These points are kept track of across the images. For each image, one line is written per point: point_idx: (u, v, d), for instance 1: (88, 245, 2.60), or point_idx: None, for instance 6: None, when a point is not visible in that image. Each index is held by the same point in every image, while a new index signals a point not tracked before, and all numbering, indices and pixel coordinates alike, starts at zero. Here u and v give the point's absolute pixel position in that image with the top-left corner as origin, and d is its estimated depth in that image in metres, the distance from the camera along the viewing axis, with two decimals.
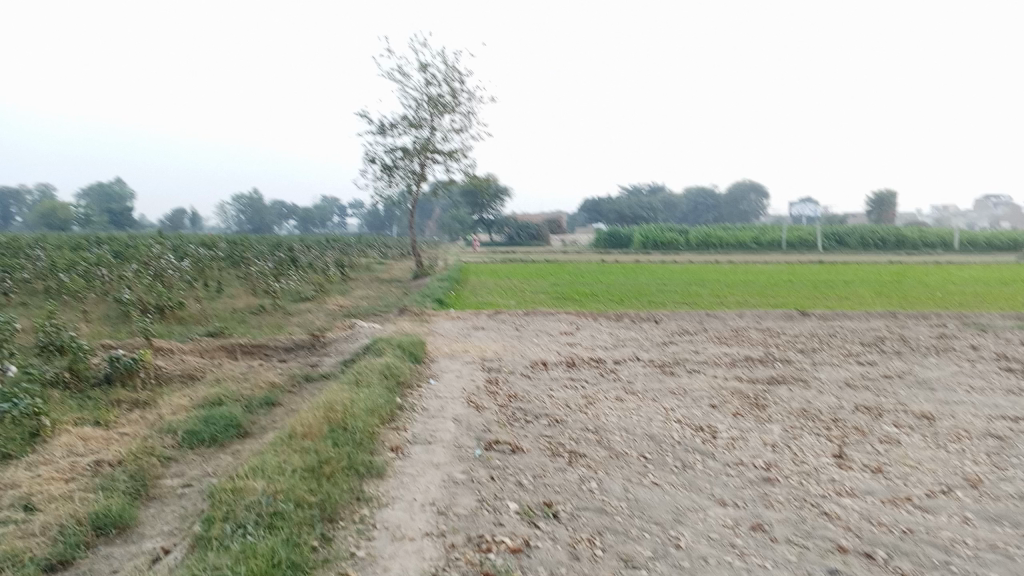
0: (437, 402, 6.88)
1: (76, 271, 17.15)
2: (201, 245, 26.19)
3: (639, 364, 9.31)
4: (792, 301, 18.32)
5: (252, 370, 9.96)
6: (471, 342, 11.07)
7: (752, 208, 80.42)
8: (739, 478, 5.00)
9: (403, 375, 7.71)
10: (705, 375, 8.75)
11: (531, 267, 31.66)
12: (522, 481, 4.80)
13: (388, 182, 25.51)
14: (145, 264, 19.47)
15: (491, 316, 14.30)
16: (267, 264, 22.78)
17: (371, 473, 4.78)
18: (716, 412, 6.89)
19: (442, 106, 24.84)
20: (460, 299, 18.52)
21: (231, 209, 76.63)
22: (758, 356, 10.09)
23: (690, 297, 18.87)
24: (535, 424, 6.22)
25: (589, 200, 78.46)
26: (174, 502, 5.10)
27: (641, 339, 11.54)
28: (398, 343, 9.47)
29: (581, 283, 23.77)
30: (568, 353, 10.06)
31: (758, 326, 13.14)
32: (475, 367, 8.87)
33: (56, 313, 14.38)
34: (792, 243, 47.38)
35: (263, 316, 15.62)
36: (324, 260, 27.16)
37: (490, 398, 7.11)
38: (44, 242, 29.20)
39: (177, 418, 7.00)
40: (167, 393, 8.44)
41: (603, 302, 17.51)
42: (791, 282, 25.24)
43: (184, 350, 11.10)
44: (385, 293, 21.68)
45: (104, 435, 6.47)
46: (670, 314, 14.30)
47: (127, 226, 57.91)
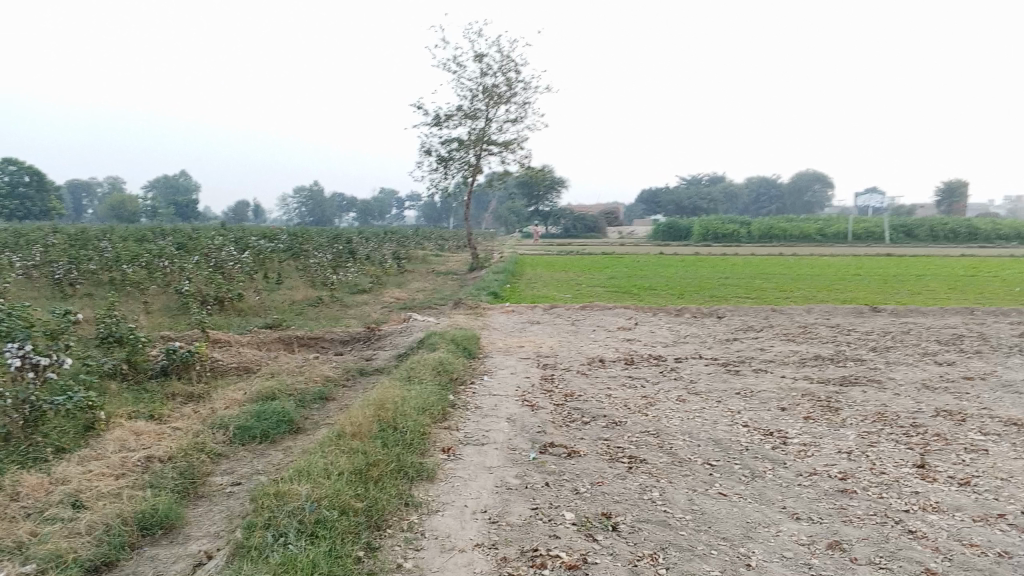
0: (491, 400, 6.67)
1: (140, 263, 17.44)
2: (262, 237, 26.54)
3: (701, 362, 8.96)
4: (860, 295, 17.67)
5: (307, 363, 9.90)
6: (527, 337, 10.84)
7: (816, 200, 78.45)
8: (813, 489, 4.67)
9: (457, 371, 7.51)
10: (772, 374, 8.36)
11: (588, 259, 31.30)
12: (579, 488, 4.55)
13: (444, 174, 25.44)
14: (207, 256, 19.74)
15: (547, 310, 14.06)
16: (325, 256, 22.92)
17: (421, 476, 4.58)
18: (784, 416, 6.53)
19: (498, 97, 24.65)
20: (516, 292, 18.32)
21: (293, 202, 78.00)
22: (827, 355, 9.64)
23: (753, 291, 18.35)
24: (592, 425, 5.95)
25: (647, 192, 77.53)
26: (222, 502, 4.99)
27: (703, 335, 11.17)
28: (453, 338, 9.29)
29: (640, 275, 23.32)
30: (627, 349, 9.76)
31: (826, 323, 12.62)
32: (530, 364, 8.63)
33: (120, 305, 14.62)
34: (858, 235, 45.99)
35: (320, 308, 15.66)
36: (382, 252, 27.27)
37: (546, 397, 6.86)
38: (112, 233, 30.03)
39: (230, 412, 6.93)
40: (221, 386, 8.41)
41: (662, 296, 17.14)
42: (859, 276, 24.35)
43: (241, 342, 11.11)
44: (441, 286, 21.60)
45: (156, 429, 6.43)
46: (732, 309, 13.85)
47: (193, 219, 59.43)
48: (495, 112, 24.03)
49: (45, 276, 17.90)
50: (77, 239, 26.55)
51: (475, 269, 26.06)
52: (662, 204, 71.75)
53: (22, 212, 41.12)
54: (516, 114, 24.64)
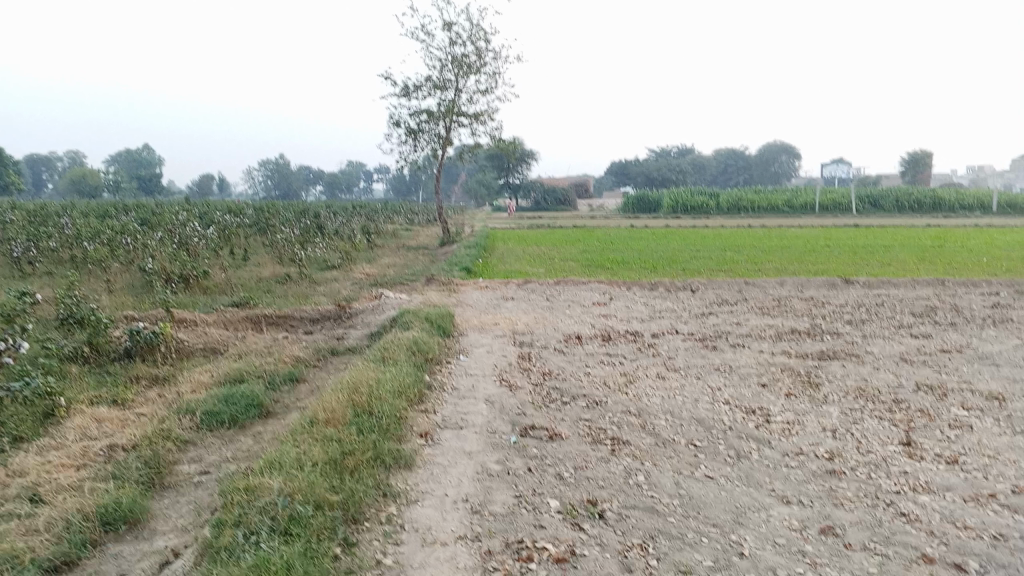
0: (468, 381, 6.50)
1: (101, 240, 16.94)
2: (228, 212, 25.99)
3: (678, 337, 8.86)
4: (831, 267, 17.70)
5: (276, 342, 9.64)
6: (502, 314, 10.67)
7: (784, 171, 78.87)
8: (801, 471, 4.58)
9: (432, 351, 7.33)
10: (750, 349, 8.28)
11: (559, 233, 31.12)
12: (562, 473, 4.40)
13: (414, 146, 25.06)
14: (170, 232, 19.26)
15: (520, 285, 13.87)
16: (293, 232, 22.48)
17: (399, 464, 4.39)
18: (765, 393, 6.43)
19: (468, 67, 24.26)
20: (488, 267, 18.11)
21: (258, 175, 76.76)
22: (803, 328, 9.58)
23: (726, 264, 18.32)
24: (572, 405, 5.81)
25: (617, 164, 77.43)
26: (190, 493, 4.77)
27: (679, 309, 11.07)
28: (426, 315, 9.09)
29: (612, 248, 23.21)
30: (603, 325, 9.63)
31: (800, 295, 12.58)
32: (506, 342, 8.47)
33: (81, 284, 14.19)
34: (826, 206, 46.30)
35: (289, 285, 15.34)
36: (351, 227, 26.86)
37: (524, 377, 6.70)
38: (72, 209, 29.24)
39: (197, 396, 6.69)
40: (187, 368, 8.14)
41: (635, 269, 17.05)
42: (829, 247, 24.44)
43: (207, 321, 10.80)
44: (412, 261, 21.31)
45: (119, 415, 6.17)
46: (706, 283, 13.78)
47: (156, 193, 58.21)
48: (465, 83, 23.66)
49: (2, 254, 17.34)
50: (35, 214, 25.81)
51: (446, 243, 25.77)
52: (631, 175, 71.69)
53: None
54: (486, 85, 24.28)
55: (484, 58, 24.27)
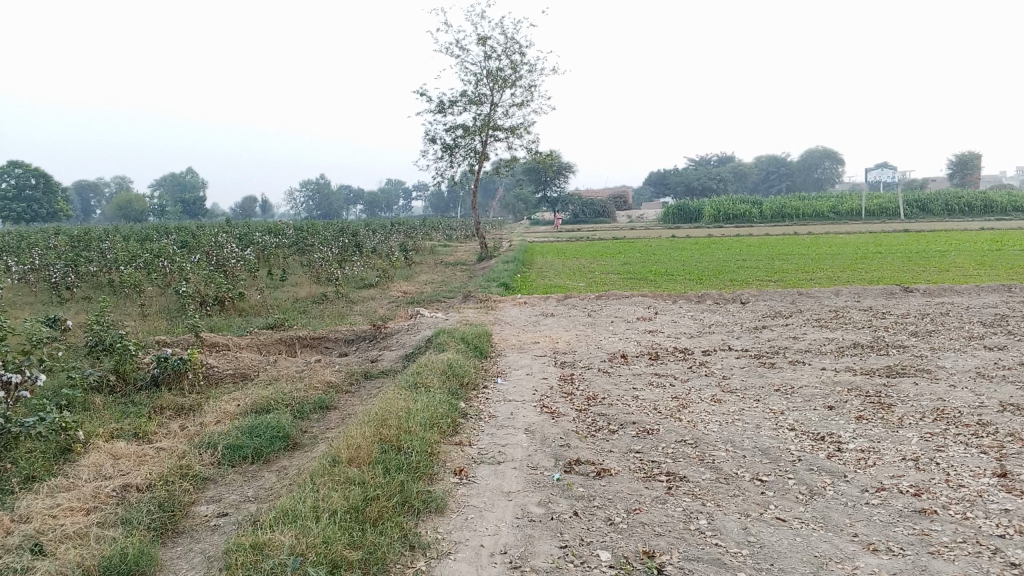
0: (507, 407, 6.04)
1: (139, 264, 16.86)
2: (267, 233, 25.96)
3: (732, 354, 8.31)
4: (887, 275, 16.90)
5: (309, 366, 9.28)
6: (542, 332, 10.20)
7: (827, 176, 77.24)
8: (885, 511, 4.02)
9: (468, 375, 6.88)
10: (810, 366, 7.69)
11: (599, 245, 30.53)
12: (613, 517, 3.91)
13: (450, 162, 24.79)
14: (208, 254, 19.14)
15: (561, 301, 13.39)
16: (331, 251, 22.28)
17: (430, 508, 3.93)
18: (832, 418, 5.86)
19: (503, 81, 23.95)
20: (528, 282, 17.65)
21: (300, 196, 77.58)
22: (866, 342, 8.93)
23: (775, 274, 17.63)
24: (620, 434, 5.31)
25: (656, 175, 76.63)
26: (205, 539, 4.37)
27: (730, 323, 10.49)
28: (462, 336, 8.66)
29: (655, 260, 22.60)
30: (650, 342, 9.10)
31: (857, 306, 11.89)
32: (548, 362, 7.99)
33: (117, 309, 14.05)
34: (872, 211, 45.04)
35: (326, 305, 15.04)
36: (389, 244, 26.63)
37: (567, 402, 6.20)
38: (116, 233, 29.47)
39: (221, 428, 6.32)
40: (215, 396, 7.79)
41: (680, 281, 16.47)
42: (881, 253, 23.55)
43: (240, 345, 10.49)
44: (451, 278, 20.93)
45: (138, 451, 5.82)
46: (756, 294, 13.15)
47: (201, 216, 58.97)
48: (500, 96, 23.35)
49: (42, 281, 17.34)
50: (78, 239, 26.01)
51: (484, 259, 25.40)
52: (671, 185, 70.85)
53: (29, 216, 40.83)
54: (522, 99, 23.94)
55: (519, 71, 23.95)
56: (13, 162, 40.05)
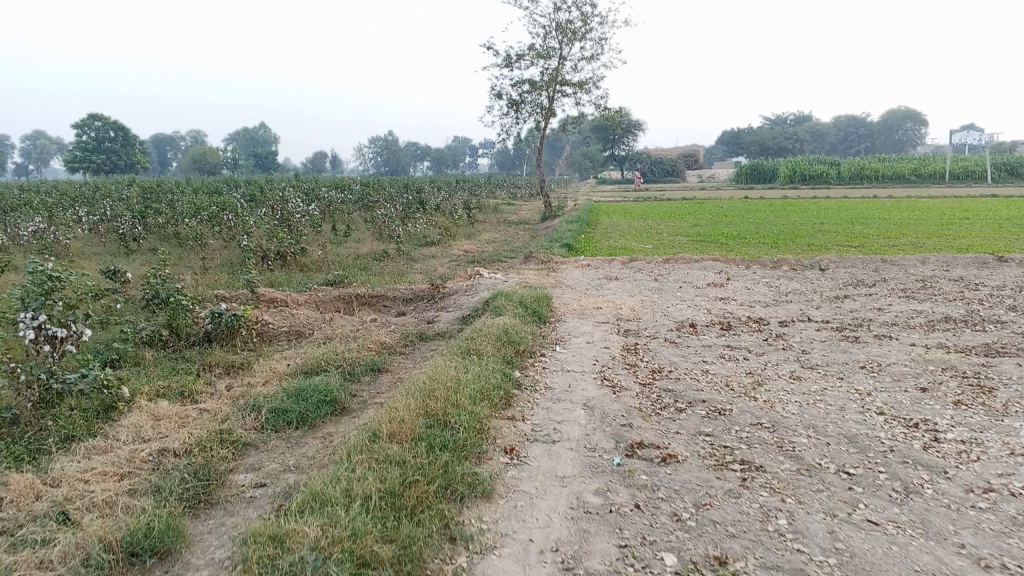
0: (565, 378, 5.62)
1: (204, 216, 16.88)
2: (333, 188, 25.91)
3: (811, 328, 7.71)
4: (976, 243, 15.84)
5: (364, 325, 9.00)
6: (605, 296, 9.72)
7: (909, 138, 73.86)
8: (996, 518, 3.50)
9: (525, 342, 6.47)
10: (898, 342, 7.07)
11: (667, 206, 29.64)
12: (679, 513, 3.47)
13: (515, 118, 24.22)
14: (273, 208, 19.10)
15: (626, 264, 12.86)
16: (394, 207, 22.06)
17: (476, 492, 3.56)
18: (926, 402, 5.28)
19: (572, 34, 23.16)
20: (592, 243, 17.11)
21: (368, 151, 77.96)
22: (958, 316, 8.23)
23: (855, 239, 16.73)
24: (689, 415, 4.84)
25: (728, 134, 74.48)
26: (239, 512, 4.10)
27: (807, 293, 9.84)
28: (521, 299, 8.25)
29: (726, 222, 21.75)
30: (721, 311, 8.56)
31: (946, 275, 11.08)
32: (611, 330, 7.54)
33: (181, 262, 14.06)
34: (957, 175, 42.86)
35: (386, 262, 14.82)
36: (452, 202, 26.32)
37: (630, 375, 5.75)
38: (187, 186, 29.82)
39: (268, 389, 6.06)
40: (266, 354, 7.56)
41: (753, 245, 15.74)
42: (969, 219, 22.22)
43: (297, 301, 10.29)
44: (513, 237, 20.53)
45: (181, 411, 5.60)
46: (836, 261, 12.43)
47: (271, 170, 59.62)
48: (569, 50, 22.60)
49: (111, 231, 17.53)
50: (150, 191, 26.37)
51: (548, 218, 24.92)
52: (743, 145, 68.83)
53: (108, 167, 41.77)
54: (591, 52, 23.14)
55: (590, 23, 23.12)
56: (93, 115, 40.93)
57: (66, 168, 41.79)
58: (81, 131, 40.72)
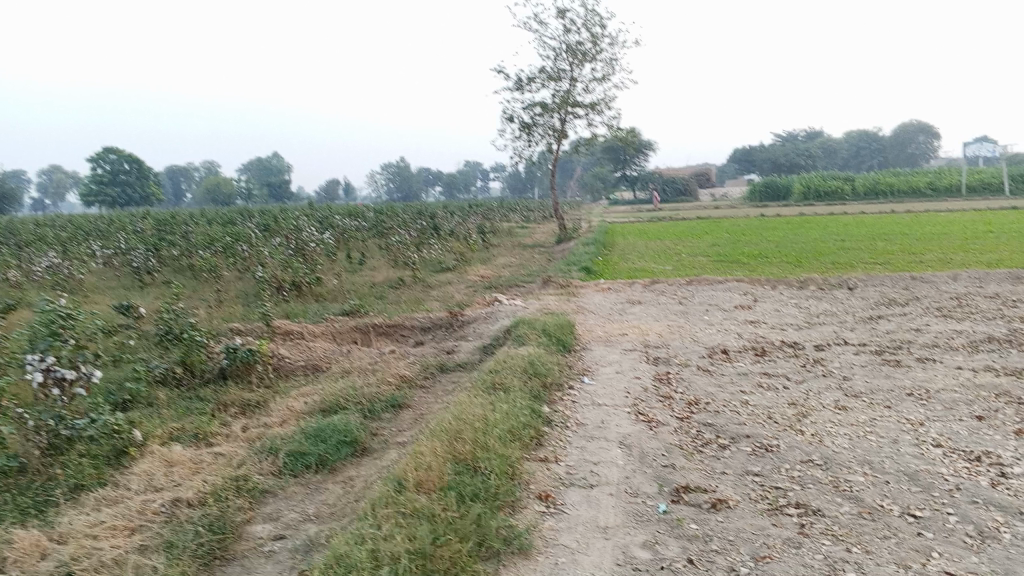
0: (597, 413, 5.32)
1: (218, 247, 16.73)
2: (346, 216, 25.77)
3: (850, 352, 7.39)
4: (1005, 257, 15.45)
5: (382, 357, 8.73)
6: (630, 322, 9.43)
7: (922, 151, 73.37)
8: None
9: (553, 374, 6.19)
10: (943, 366, 6.73)
11: (683, 226, 29.32)
12: (737, 569, 3.17)
13: (528, 141, 24.07)
14: (286, 238, 18.94)
15: (648, 287, 12.56)
16: (409, 233, 21.88)
17: (514, 549, 3.27)
18: (985, 431, 4.94)
19: (583, 56, 23.05)
20: (610, 265, 16.84)
21: (380, 178, 78.25)
22: (1001, 335, 7.88)
23: (879, 255, 16.39)
24: (734, 455, 4.53)
25: (740, 152, 74.26)
26: (257, 569, 3.81)
27: (839, 314, 9.51)
28: (544, 328, 7.98)
29: (745, 241, 21.43)
30: (752, 336, 8.25)
31: (979, 292, 10.72)
32: (639, 358, 7.24)
33: (195, 295, 13.88)
34: (973, 187, 42.37)
35: (402, 290, 14.58)
36: (466, 227, 26.13)
37: (665, 409, 5.45)
38: (200, 217, 29.80)
39: (285, 430, 5.79)
40: (283, 390, 7.29)
41: (776, 264, 15.43)
42: (993, 232, 21.81)
43: (314, 333, 10.05)
44: (529, 261, 20.29)
45: (195, 456, 5.34)
46: (864, 279, 12.11)
47: (285, 199, 59.79)
48: (581, 71, 22.47)
49: (125, 265, 17.40)
50: (164, 223, 26.31)
51: (564, 240, 24.67)
52: (755, 162, 68.60)
53: (123, 200, 41.91)
54: (603, 73, 23.01)
55: (600, 44, 23.00)
56: (107, 148, 41.17)
57: (82, 202, 42.00)
58: (96, 164, 40.94)
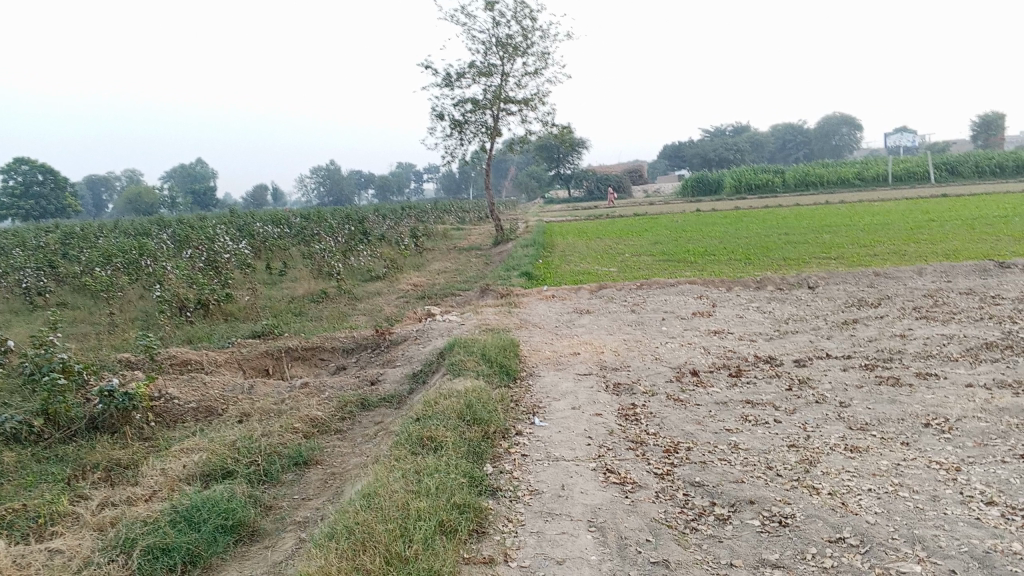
0: (556, 472, 4.15)
1: (119, 263, 15.05)
2: (270, 223, 24.09)
3: (837, 369, 6.38)
4: (955, 247, 14.85)
5: (293, 388, 7.41)
6: (582, 337, 8.31)
7: (845, 142, 74.20)
8: None
9: (495, 418, 4.99)
10: (950, 383, 5.76)
11: (623, 223, 28.42)
12: None
13: (460, 140, 22.84)
14: (200, 248, 17.29)
15: (595, 294, 11.47)
16: (336, 240, 20.42)
17: None
18: None
19: (513, 49, 21.92)
20: (551, 269, 15.74)
21: (311, 183, 76.14)
22: (998, 340, 6.97)
23: (830, 249, 15.66)
24: (740, 538, 3.41)
25: (672, 148, 74.41)
26: None
27: (809, 320, 8.55)
28: (482, 351, 6.78)
29: (688, 237, 20.60)
30: (722, 352, 7.19)
31: (951, 288, 9.88)
32: (599, 387, 6.09)
33: (87, 319, 12.24)
34: (899, 176, 42.50)
35: (325, 304, 13.21)
36: (398, 231, 24.73)
37: (640, 462, 4.31)
38: (115, 229, 27.76)
39: (151, 510, 4.46)
40: (165, 445, 5.93)
41: (725, 262, 14.56)
42: (935, 222, 21.35)
43: (217, 362, 8.64)
44: (465, 266, 19.11)
45: (24, 557, 4.00)
46: (824, 276, 11.24)
47: (211, 206, 57.26)
48: (512, 66, 21.35)
49: (14, 287, 15.51)
50: (71, 236, 24.20)
51: (501, 243, 23.51)
52: (686, 158, 68.50)
53: (38, 212, 39.18)
54: (535, 68, 21.96)
55: (531, 37, 21.91)
56: (19, 159, 38.36)
57: None
58: (7, 176, 38.17)
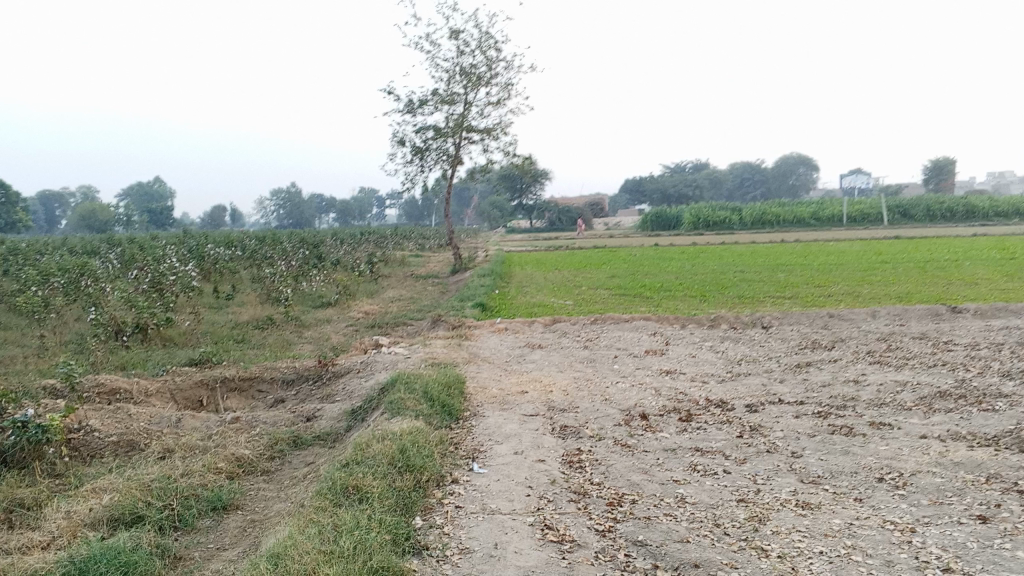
0: (489, 528, 3.85)
1: (57, 282, 14.47)
2: (222, 244, 23.53)
3: (790, 415, 6.18)
4: (910, 290, 14.92)
5: (224, 422, 7.01)
6: (531, 373, 8.04)
7: (802, 182, 75.63)
8: None
9: (429, 464, 4.68)
10: (904, 433, 5.59)
11: (581, 256, 28.28)
12: None
13: (420, 167, 22.60)
14: (146, 268, 16.74)
15: (548, 328, 11.24)
16: (289, 264, 19.97)
17: None
18: (996, 540, 3.74)
19: (477, 79, 21.84)
20: (507, 300, 15.48)
21: (272, 206, 75.32)
22: (952, 388, 6.85)
23: (786, 289, 15.66)
24: None
25: (632, 182, 75.16)
26: None
27: (762, 362, 8.39)
28: (424, 388, 6.47)
29: (646, 272, 20.53)
30: (673, 394, 6.97)
31: (905, 332, 9.83)
32: (544, 430, 5.82)
33: (17, 341, 11.65)
34: (854, 218, 43.16)
35: (271, 331, 12.77)
36: (354, 256, 24.36)
37: (580, 517, 4.04)
38: (63, 246, 26.92)
39: (45, 560, 4.06)
40: (77, 484, 5.50)
41: (681, 298, 14.45)
42: (888, 263, 21.56)
43: (147, 391, 8.19)
44: (420, 294, 18.80)
45: None
46: (779, 316, 11.16)
47: (167, 226, 56.21)
48: (475, 95, 21.24)
49: None
50: (13, 252, 23.39)
51: (458, 271, 23.24)
52: (646, 193, 69.12)
53: None
54: (498, 98, 21.89)
55: (495, 68, 21.86)
56: None
57: None
58: None
